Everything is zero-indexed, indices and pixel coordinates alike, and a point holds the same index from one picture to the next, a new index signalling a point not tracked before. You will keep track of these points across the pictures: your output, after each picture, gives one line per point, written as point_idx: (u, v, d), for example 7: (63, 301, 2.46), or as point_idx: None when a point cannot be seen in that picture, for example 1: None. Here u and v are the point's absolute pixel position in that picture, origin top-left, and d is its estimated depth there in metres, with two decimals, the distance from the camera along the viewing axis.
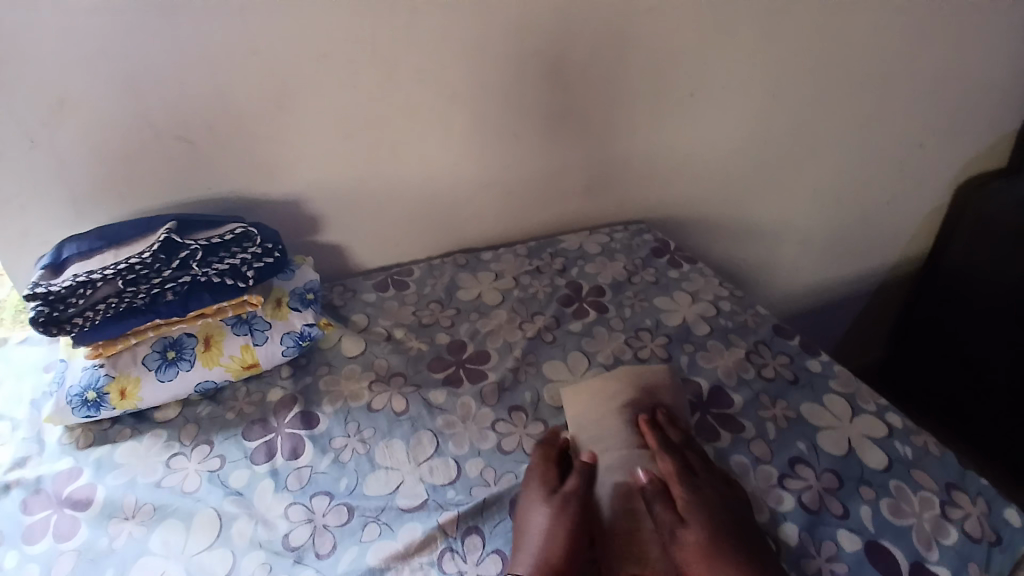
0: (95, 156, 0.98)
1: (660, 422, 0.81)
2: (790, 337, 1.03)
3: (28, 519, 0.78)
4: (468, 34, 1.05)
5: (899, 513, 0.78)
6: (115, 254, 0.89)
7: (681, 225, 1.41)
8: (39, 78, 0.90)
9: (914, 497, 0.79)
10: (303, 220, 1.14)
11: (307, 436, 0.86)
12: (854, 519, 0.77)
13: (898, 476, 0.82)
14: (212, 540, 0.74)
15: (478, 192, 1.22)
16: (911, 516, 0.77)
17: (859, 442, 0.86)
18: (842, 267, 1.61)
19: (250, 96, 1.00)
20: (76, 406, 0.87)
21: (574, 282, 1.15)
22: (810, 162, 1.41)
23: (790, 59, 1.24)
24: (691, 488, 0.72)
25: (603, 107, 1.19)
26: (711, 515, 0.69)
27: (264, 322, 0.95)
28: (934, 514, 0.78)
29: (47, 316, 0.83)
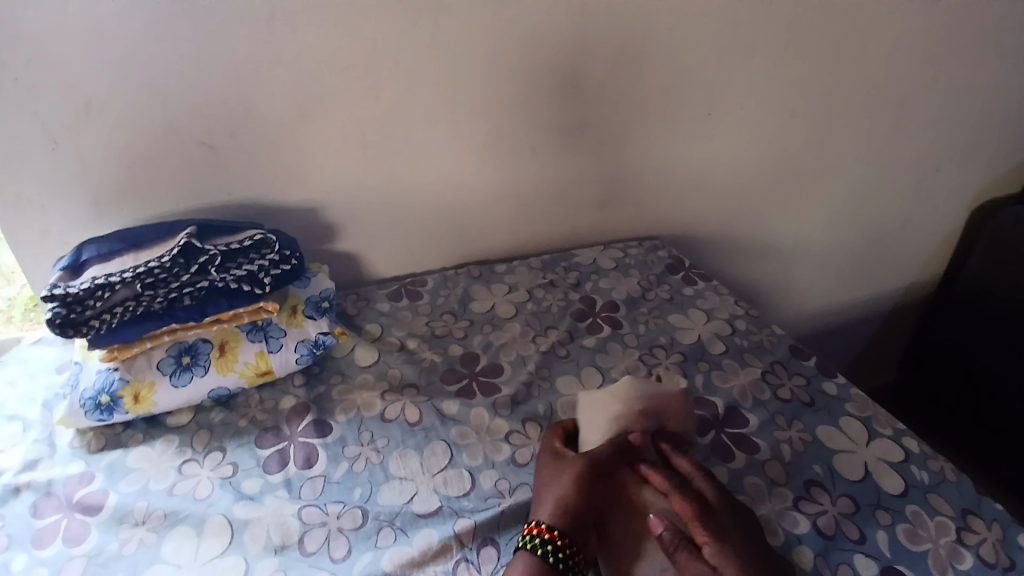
0: (116, 159, 0.99)
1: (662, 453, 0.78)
2: (805, 358, 1.02)
3: (38, 522, 0.78)
4: (489, 46, 1.05)
5: (915, 538, 0.76)
6: (134, 258, 0.90)
7: (696, 242, 1.40)
8: (65, 80, 0.91)
9: (931, 523, 0.78)
10: (319, 227, 1.14)
11: (320, 444, 0.86)
12: (870, 544, 0.75)
13: (914, 501, 0.81)
14: (224, 547, 0.74)
15: (494, 205, 1.23)
16: (928, 542, 0.76)
17: (875, 466, 0.85)
18: (856, 287, 1.59)
19: (273, 104, 1.01)
20: (89, 410, 0.87)
21: (588, 297, 1.15)
22: (826, 182, 1.40)
23: (809, 79, 1.25)
24: (715, 530, 0.67)
25: (621, 122, 1.20)
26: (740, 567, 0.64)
27: (280, 329, 0.95)
28: (950, 540, 0.76)
29: (63, 318, 0.83)
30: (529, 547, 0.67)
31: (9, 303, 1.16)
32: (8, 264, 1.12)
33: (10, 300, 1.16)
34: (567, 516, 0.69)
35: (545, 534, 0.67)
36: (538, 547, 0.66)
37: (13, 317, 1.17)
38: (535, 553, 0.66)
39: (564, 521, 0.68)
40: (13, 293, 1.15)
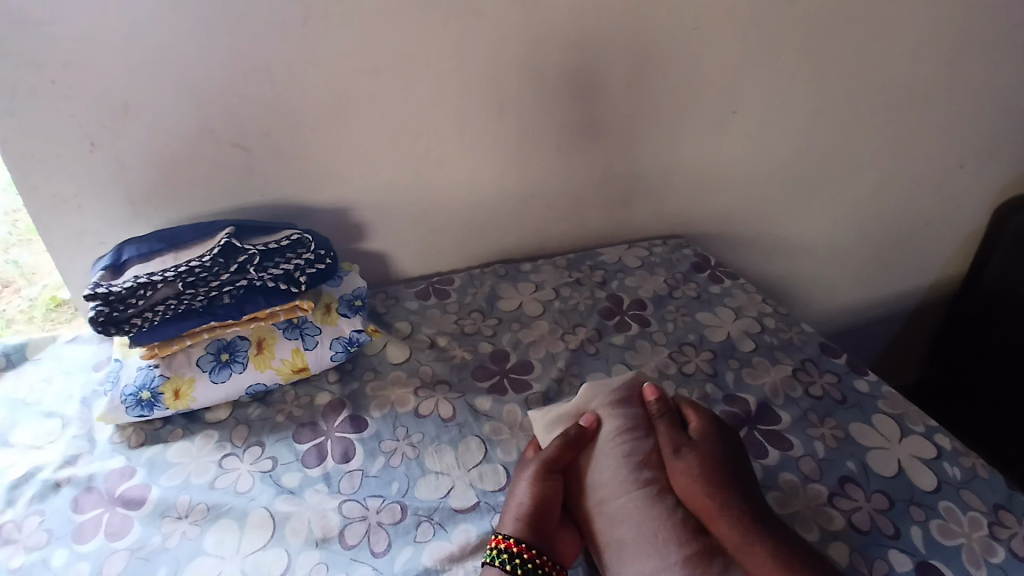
0: (151, 160, 1.01)
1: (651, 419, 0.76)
2: (836, 356, 1.02)
3: (79, 517, 0.79)
4: (517, 47, 1.06)
5: (947, 533, 0.76)
6: (175, 257, 0.92)
7: (719, 240, 1.40)
8: (101, 82, 0.93)
9: (964, 518, 0.78)
10: (349, 227, 1.16)
11: (356, 439, 0.87)
12: (905, 540, 0.75)
13: (947, 498, 0.80)
14: (266, 540, 0.75)
15: (519, 204, 1.24)
16: (961, 536, 0.76)
17: (909, 464, 0.84)
18: (879, 286, 1.59)
19: (305, 106, 1.02)
20: (130, 406, 0.89)
21: (615, 295, 1.15)
22: (850, 180, 1.40)
23: (832, 77, 1.24)
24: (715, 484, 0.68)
25: (645, 121, 1.20)
26: (727, 510, 0.66)
27: (315, 327, 0.97)
28: (983, 534, 0.76)
29: (106, 316, 0.85)
30: (496, 563, 0.66)
31: (32, 304, 1.24)
32: (32, 263, 1.23)
33: (33, 301, 1.24)
34: (528, 522, 0.68)
35: (511, 548, 0.66)
36: (507, 563, 0.66)
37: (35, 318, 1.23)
38: (505, 569, 0.65)
39: (523, 527, 0.68)
40: (35, 295, 1.23)
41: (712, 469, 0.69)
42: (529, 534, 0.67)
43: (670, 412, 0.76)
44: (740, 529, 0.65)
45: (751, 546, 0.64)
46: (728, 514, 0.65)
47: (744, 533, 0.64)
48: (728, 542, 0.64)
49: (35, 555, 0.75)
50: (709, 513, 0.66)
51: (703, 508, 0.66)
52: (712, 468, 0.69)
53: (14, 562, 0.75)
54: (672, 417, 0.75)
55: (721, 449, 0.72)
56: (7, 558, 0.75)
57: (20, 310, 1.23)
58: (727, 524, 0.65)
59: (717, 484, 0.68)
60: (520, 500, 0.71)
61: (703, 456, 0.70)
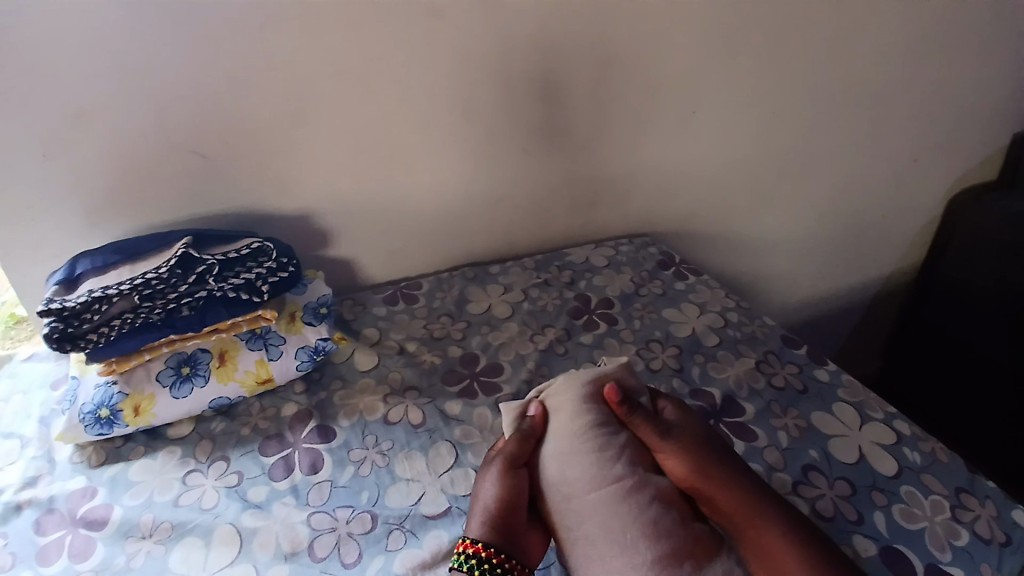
0: (107, 169, 0.98)
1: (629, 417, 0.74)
2: (797, 347, 1.05)
3: (41, 540, 0.77)
4: (480, 51, 1.06)
5: (911, 517, 0.79)
6: (131, 269, 0.89)
7: (685, 237, 1.43)
8: (52, 90, 0.90)
9: (925, 501, 0.81)
10: (314, 234, 1.15)
11: (325, 449, 0.86)
12: (869, 525, 0.78)
13: (909, 482, 0.83)
14: (234, 556, 0.73)
15: (486, 206, 1.24)
16: (923, 519, 0.79)
17: (869, 450, 0.87)
18: (840, 277, 1.63)
19: (266, 114, 1.01)
20: (89, 424, 0.86)
21: (583, 294, 1.16)
22: (810, 175, 1.44)
23: (789, 75, 1.28)
24: (708, 461, 0.72)
25: (610, 122, 1.21)
26: (726, 481, 0.71)
27: (279, 336, 0.96)
28: (945, 517, 0.79)
29: (60, 332, 0.83)
30: (465, 569, 0.65)
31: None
32: None
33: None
34: (495, 523, 0.68)
35: (482, 554, 0.66)
36: (476, 568, 0.65)
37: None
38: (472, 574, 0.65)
39: (490, 530, 0.68)
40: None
41: (701, 447, 0.73)
42: (497, 535, 0.67)
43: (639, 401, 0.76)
44: (743, 499, 0.70)
45: (752, 514, 0.69)
46: (726, 484, 0.71)
47: (744, 501, 0.70)
48: (731, 511, 0.70)
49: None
50: (710, 487, 0.70)
51: (703, 485, 0.70)
52: (699, 447, 0.73)
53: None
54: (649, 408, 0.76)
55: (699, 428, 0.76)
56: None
57: None
58: (728, 494, 0.70)
59: (709, 460, 0.72)
60: (485, 501, 0.70)
61: (687, 436, 0.74)
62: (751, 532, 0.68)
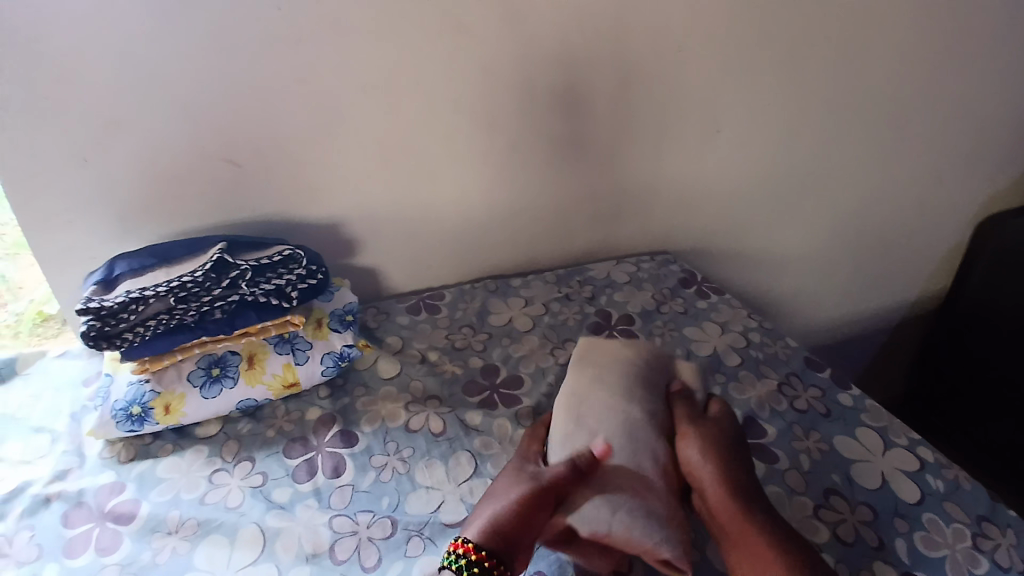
0: (144, 175, 1.02)
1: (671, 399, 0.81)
2: (821, 369, 1.04)
3: (69, 532, 0.79)
4: (506, 68, 1.09)
5: (932, 545, 0.78)
6: (166, 272, 0.92)
7: (705, 255, 1.43)
8: (97, 99, 0.94)
9: (948, 529, 0.79)
10: (341, 243, 1.17)
11: (347, 454, 0.88)
12: (890, 551, 0.77)
13: (931, 509, 0.82)
14: (257, 555, 0.75)
15: (509, 220, 1.26)
16: (946, 548, 0.77)
17: (892, 476, 0.86)
18: (863, 300, 1.62)
19: (299, 125, 1.04)
20: (121, 421, 0.89)
21: (604, 310, 1.17)
22: (832, 197, 1.43)
23: (812, 97, 1.28)
24: (719, 459, 0.72)
25: (632, 139, 1.23)
26: (727, 482, 0.71)
27: (306, 342, 0.98)
28: (967, 545, 0.78)
29: (98, 330, 0.86)
30: (454, 567, 0.64)
31: (18, 319, 1.25)
32: (16, 279, 1.22)
33: (18, 315, 1.24)
34: (496, 533, 0.67)
35: (472, 555, 0.65)
36: (466, 569, 0.64)
37: (20, 333, 1.25)
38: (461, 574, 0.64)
39: (488, 537, 0.67)
40: (20, 309, 1.24)
41: (719, 447, 0.73)
42: (490, 538, 0.66)
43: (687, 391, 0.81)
44: (735, 503, 0.70)
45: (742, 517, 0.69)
46: (726, 484, 0.71)
47: (738, 504, 0.70)
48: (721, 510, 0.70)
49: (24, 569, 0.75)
50: (711, 486, 0.71)
51: (707, 480, 0.72)
52: (717, 446, 0.73)
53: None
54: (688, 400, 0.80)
55: (727, 424, 0.77)
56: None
57: (6, 324, 1.24)
58: (724, 493, 0.70)
59: (721, 459, 0.72)
60: (499, 512, 0.69)
61: (712, 431, 0.75)
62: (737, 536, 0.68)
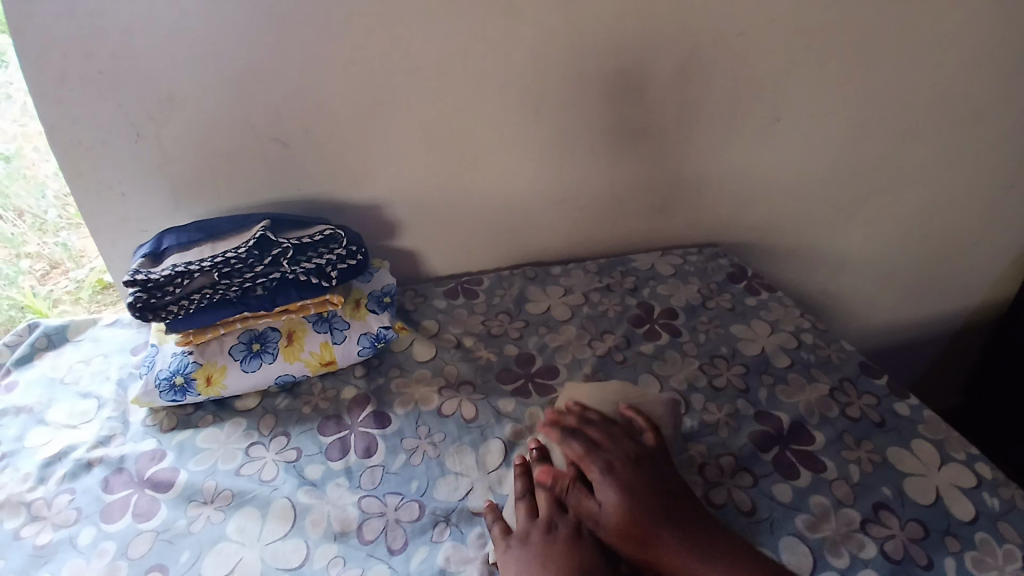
0: (193, 151, 1.04)
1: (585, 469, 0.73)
2: (876, 376, 0.97)
3: (109, 497, 0.82)
4: (554, 49, 1.05)
5: (983, 566, 0.72)
6: (212, 248, 0.94)
7: (755, 250, 1.37)
8: (149, 76, 0.96)
9: (1000, 551, 0.74)
10: (382, 224, 1.17)
11: (379, 435, 0.88)
12: (938, 572, 0.72)
13: (984, 529, 0.76)
14: (286, 530, 0.76)
15: (552, 206, 1.23)
16: (995, 570, 0.72)
17: (947, 492, 0.80)
18: (925, 304, 1.52)
19: (343, 105, 1.04)
20: (164, 390, 0.92)
21: (646, 302, 1.13)
22: (901, 194, 1.33)
23: (885, 85, 1.18)
24: (671, 524, 0.68)
25: (684, 128, 1.17)
26: (693, 551, 0.67)
27: (344, 322, 0.98)
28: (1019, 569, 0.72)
29: (144, 302, 0.88)
30: None
31: (78, 285, 1.37)
32: (78, 248, 1.34)
33: (79, 282, 1.36)
34: None
35: None
36: None
37: (79, 299, 1.37)
38: None
39: None
40: (81, 277, 1.36)
41: (663, 511, 0.69)
42: None
43: (582, 431, 0.76)
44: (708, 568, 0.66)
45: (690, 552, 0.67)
46: (663, 528, 0.68)
47: (681, 541, 0.67)
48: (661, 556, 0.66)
49: (63, 531, 0.78)
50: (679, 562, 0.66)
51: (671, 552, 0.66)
52: (664, 514, 0.69)
53: (42, 538, 0.78)
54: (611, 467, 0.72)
55: (640, 459, 0.73)
56: (37, 533, 0.79)
57: (68, 290, 1.36)
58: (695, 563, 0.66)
59: (675, 525, 0.68)
60: None
61: (621, 473, 0.71)
62: None
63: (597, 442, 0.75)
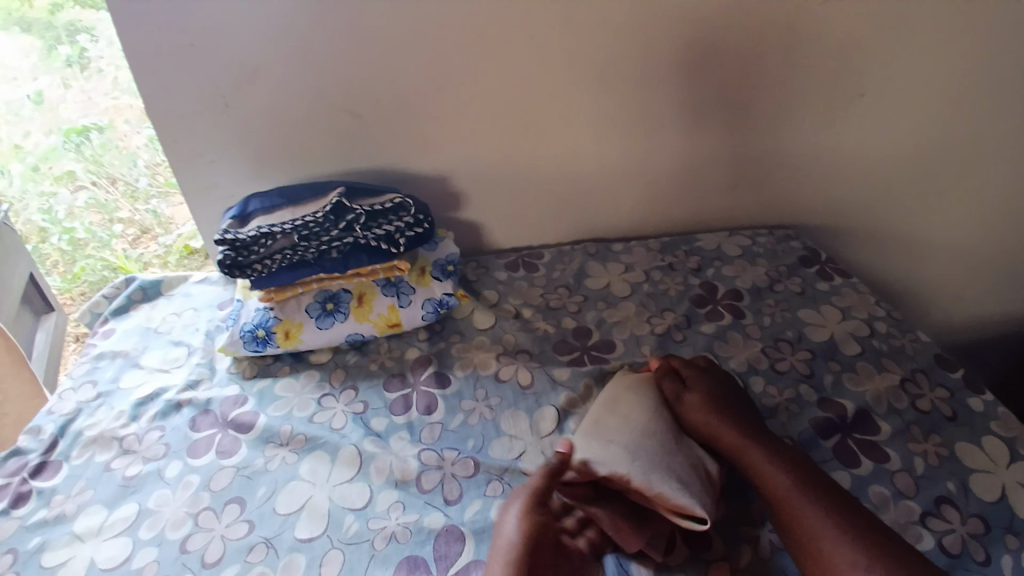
0: (274, 121, 1.10)
1: (683, 374, 0.88)
2: (953, 370, 0.92)
3: (195, 435, 0.91)
4: (625, 21, 1.03)
5: None
6: (293, 212, 1.00)
7: (827, 233, 1.31)
8: (237, 50, 1.02)
9: None
10: (448, 195, 1.21)
11: (439, 395, 0.92)
12: (996, 568, 0.68)
13: None
14: (353, 474, 0.82)
15: (616, 182, 1.22)
16: None
17: (1014, 490, 0.75)
18: (1018, 300, 1.40)
19: (414, 78, 1.07)
20: (247, 341, 0.99)
21: (709, 283, 1.11)
22: (999, 179, 1.22)
23: (990, 59, 1.08)
24: (744, 421, 0.79)
25: (754, 104, 1.13)
26: (757, 440, 0.76)
27: (410, 287, 1.03)
28: None
29: (232, 260, 0.96)
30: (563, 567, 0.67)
31: (167, 250, 1.65)
32: (167, 216, 1.68)
33: (168, 247, 1.65)
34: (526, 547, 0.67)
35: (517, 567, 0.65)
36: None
37: (168, 262, 1.64)
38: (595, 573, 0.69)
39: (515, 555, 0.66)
40: (171, 243, 1.64)
41: (738, 412, 0.80)
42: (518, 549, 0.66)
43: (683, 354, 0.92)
44: (767, 455, 0.74)
45: (748, 442, 0.76)
46: (729, 422, 0.79)
47: (742, 433, 0.77)
48: (727, 442, 0.77)
49: (151, 464, 0.87)
50: (740, 447, 0.76)
51: (735, 440, 0.77)
52: (738, 414, 0.80)
53: (132, 470, 0.87)
54: (705, 375, 0.87)
55: (725, 381, 0.86)
56: (127, 466, 0.88)
57: (160, 254, 1.65)
58: (756, 448, 0.75)
59: (745, 422, 0.79)
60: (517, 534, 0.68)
61: (711, 381, 0.86)
62: (777, 488, 0.71)
63: (694, 362, 0.90)
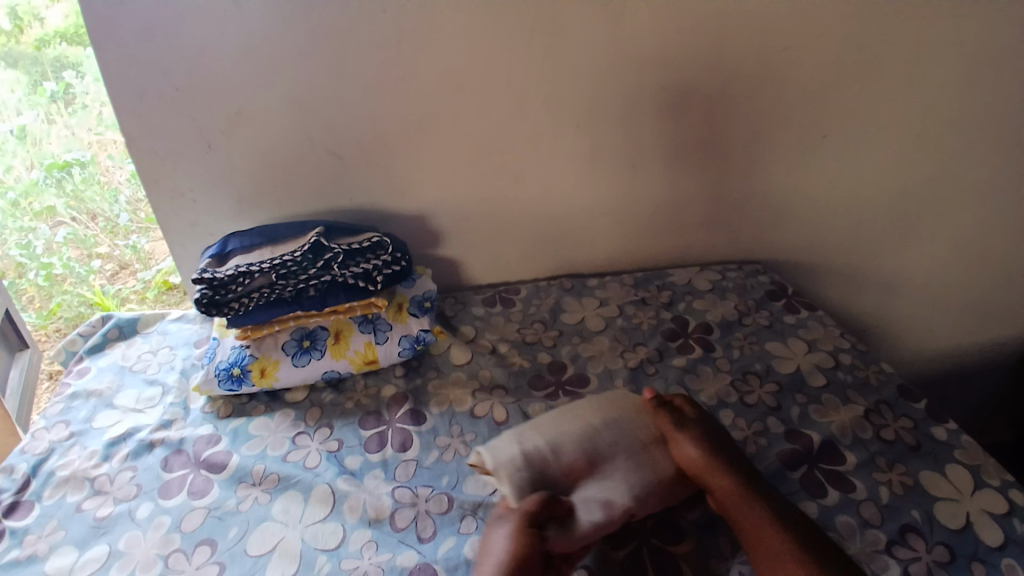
0: (257, 161, 1.12)
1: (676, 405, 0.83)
2: (916, 401, 0.95)
3: (168, 476, 0.89)
4: (597, 67, 1.09)
5: None
6: (271, 251, 1.01)
7: (794, 268, 1.36)
8: (223, 93, 1.05)
9: None
10: (428, 233, 1.24)
11: (415, 431, 0.93)
12: None
13: (1014, 557, 0.74)
14: (326, 514, 0.81)
15: (591, 220, 1.26)
16: None
17: (978, 518, 0.78)
18: (977, 331, 1.46)
19: (395, 120, 1.10)
20: (222, 379, 0.99)
21: (681, 316, 1.14)
22: (954, 216, 1.29)
23: (939, 104, 1.16)
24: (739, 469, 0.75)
25: (721, 144, 1.19)
26: (752, 495, 0.73)
27: (387, 323, 1.04)
28: None
29: (209, 299, 0.96)
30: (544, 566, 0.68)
31: (145, 285, 1.75)
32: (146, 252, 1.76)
33: (146, 281, 1.75)
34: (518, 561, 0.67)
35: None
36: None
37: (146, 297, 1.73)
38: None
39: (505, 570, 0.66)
40: (149, 278, 1.74)
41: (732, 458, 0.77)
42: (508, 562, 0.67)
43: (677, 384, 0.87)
44: (763, 512, 0.71)
45: (746, 498, 0.72)
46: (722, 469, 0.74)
47: (740, 485, 0.73)
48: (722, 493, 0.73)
49: (122, 505, 0.86)
50: (735, 500, 0.72)
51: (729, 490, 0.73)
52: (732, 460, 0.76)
53: (103, 510, 0.85)
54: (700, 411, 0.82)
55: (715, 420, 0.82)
56: (98, 506, 0.86)
57: (138, 289, 1.74)
58: (751, 504, 0.72)
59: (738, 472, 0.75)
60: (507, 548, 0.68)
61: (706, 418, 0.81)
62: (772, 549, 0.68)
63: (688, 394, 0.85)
